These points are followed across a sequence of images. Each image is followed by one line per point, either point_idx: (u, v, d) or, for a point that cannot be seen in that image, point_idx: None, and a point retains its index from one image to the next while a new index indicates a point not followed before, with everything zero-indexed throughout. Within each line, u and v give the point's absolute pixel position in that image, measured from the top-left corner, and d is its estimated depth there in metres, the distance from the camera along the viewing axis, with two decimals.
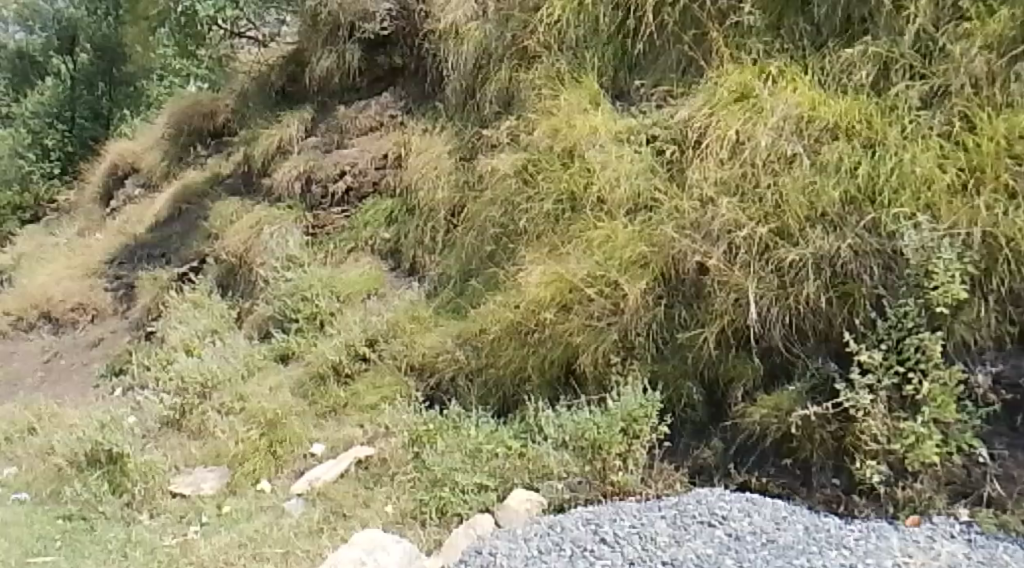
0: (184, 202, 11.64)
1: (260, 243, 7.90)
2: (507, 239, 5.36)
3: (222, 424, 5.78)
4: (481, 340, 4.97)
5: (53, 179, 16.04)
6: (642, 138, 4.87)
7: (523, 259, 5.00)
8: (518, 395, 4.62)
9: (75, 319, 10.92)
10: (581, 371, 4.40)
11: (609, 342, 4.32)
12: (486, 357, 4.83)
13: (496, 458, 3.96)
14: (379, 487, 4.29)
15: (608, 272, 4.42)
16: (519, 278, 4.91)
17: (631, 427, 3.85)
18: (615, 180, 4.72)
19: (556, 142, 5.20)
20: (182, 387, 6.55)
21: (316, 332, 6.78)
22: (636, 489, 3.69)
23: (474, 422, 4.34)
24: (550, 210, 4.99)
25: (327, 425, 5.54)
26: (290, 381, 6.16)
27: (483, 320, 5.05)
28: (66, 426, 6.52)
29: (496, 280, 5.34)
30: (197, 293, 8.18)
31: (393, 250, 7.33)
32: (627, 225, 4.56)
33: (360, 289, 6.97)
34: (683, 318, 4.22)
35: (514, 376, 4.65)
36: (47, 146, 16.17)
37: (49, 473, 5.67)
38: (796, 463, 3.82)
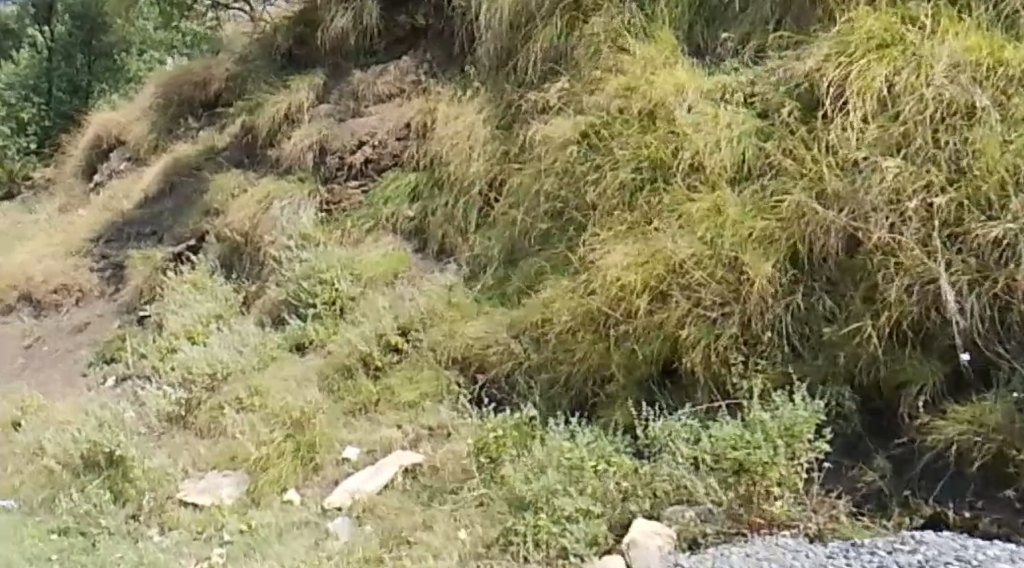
0: (176, 177, 10.88)
1: (269, 220, 7.21)
2: (569, 214, 4.78)
3: (240, 420, 5.13)
4: (543, 330, 4.38)
5: (30, 154, 14.93)
6: (739, 97, 4.49)
7: (596, 238, 4.41)
8: (599, 397, 4.01)
9: (58, 301, 10.16)
10: (686, 372, 3.83)
11: (728, 337, 3.75)
12: (561, 352, 4.20)
13: (602, 477, 3.36)
14: (439, 506, 3.68)
15: (721, 251, 3.91)
16: (596, 257, 4.31)
17: (790, 445, 3.25)
18: (713, 144, 4.26)
19: (631, 103, 4.71)
20: (188, 377, 5.87)
21: (337, 319, 6.12)
22: (797, 521, 3.12)
23: (560, 434, 3.75)
24: (630, 181, 4.44)
25: (361, 424, 4.92)
26: (312, 373, 5.50)
27: (543, 308, 4.45)
28: (56, 423, 5.81)
29: (558, 262, 4.69)
30: (197, 273, 7.46)
31: (417, 230, 6.67)
32: (734, 197, 4.10)
33: (385, 271, 6.32)
34: (829, 309, 3.70)
35: (598, 374, 4.03)
36: (23, 120, 15.12)
37: (36, 479, 4.96)
38: (1017, 494, 3.18)
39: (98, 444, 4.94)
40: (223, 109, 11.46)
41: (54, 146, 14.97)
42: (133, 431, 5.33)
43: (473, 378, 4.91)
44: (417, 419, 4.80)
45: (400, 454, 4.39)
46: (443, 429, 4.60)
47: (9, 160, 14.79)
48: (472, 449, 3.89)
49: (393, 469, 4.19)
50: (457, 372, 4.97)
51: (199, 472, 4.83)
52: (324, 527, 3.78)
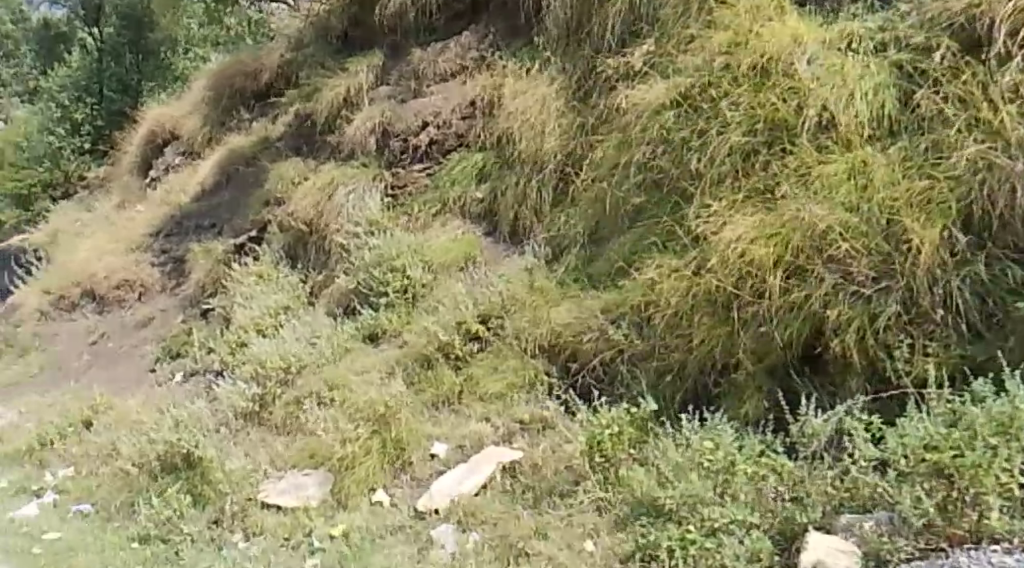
0: (233, 168, 10.65)
1: (334, 206, 6.90)
2: (672, 185, 4.34)
3: (319, 416, 4.84)
4: (648, 313, 3.97)
5: (86, 155, 14.85)
6: (869, 46, 4.13)
7: (706, 211, 4.00)
8: (722, 386, 3.63)
9: (121, 297, 10.03)
10: (840, 355, 3.40)
11: (891, 315, 3.33)
12: (678, 339, 3.80)
13: (764, 481, 3.04)
14: (553, 512, 3.39)
15: (870, 218, 3.52)
16: (712, 231, 3.90)
17: (1004, 447, 2.74)
18: (845, 99, 3.91)
19: (738, 59, 4.34)
20: (260, 371, 5.60)
21: (411, 308, 5.79)
22: (1019, 535, 2.58)
23: (700, 429, 3.41)
24: (745, 144, 4.05)
25: (445, 420, 4.54)
26: (390, 364, 5.18)
27: (646, 289, 4.05)
28: (127, 423, 5.59)
29: (660, 239, 4.26)
30: (262, 264, 7.20)
31: (488, 213, 6.30)
32: (876, 153, 3.74)
33: (459, 257, 5.97)
34: (1018, 280, 3.27)
35: (722, 360, 3.64)
36: (76, 120, 14.98)
37: (112, 484, 4.74)
38: None
39: (172, 443, 4.67)
40: (276, 99, 11.22)
41: (109, 144, 14.86)
42: (208, 429, 5.07)
43: (565, 366, 4.48)
44: (507, 411, 4.43)
45: (502, 450, 4.01)
46: (538, 422, 4.22)
47: (66, 161, 14.74)
48: (579, 446, 3.59)
49: (491, 465, 3.82)
50: (546, 361, 4.56)
51: (280, 470, 4.54)
52: (423, 537, 3.47)
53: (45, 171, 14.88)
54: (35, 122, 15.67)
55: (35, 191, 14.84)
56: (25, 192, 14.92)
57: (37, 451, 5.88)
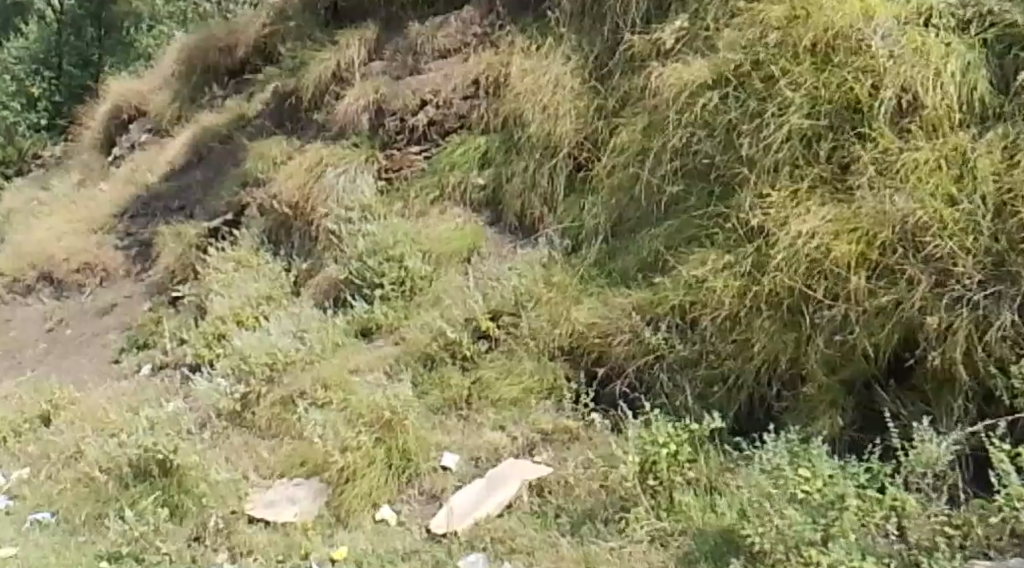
0: (205, 148, 10.11)
1: (323, 189, 6.42)
2: (720, 172, 3.99)
3: (313, 416, 4.41)
4: (699, 314, 3.65)
5: (41, 132, 14.09)
6: (952, 22, 3.84)
7: (765, 201, 3.69)
8: (786, 400, 3.39)
9: (82, 281, 9.44)
10: (938, 369, 3.13)
11: (1004, 327, 3.03)
12: (732, 344, 3.52)
13: (880, 523, 2.73)
14: (604, 542, 2.98)
15: (970, 214, 3.24)
16: (777, 225, 3.58)
17: None
18: (931, 79, 3.58)
19: (800, 34, 3.97)
20: (241, 365, 5.12)
21: (414, 305, 5.38)
22: None
23: (786, 452, 3.05)
24: (812, 127, 3.72)
25: (453, 430, 4.09)
26: (392, 361, 4.75)
27: (694, 287, 3.73)
28: (91, 421, 5.07)
29: (708, 230, 3.90)
30: (239, 249, 6.69)
31: (491, 201, 5.90)
32: (972, 139, 3.45)
33: (458, 250, 5.59)
34: None
35: (789, 372, 3.38)
36: (33, 95, 14.29)
37: (75, 491, 4.23)
38: None
39: (145, 446, 4.16)
40: (252, 76, 10.72)
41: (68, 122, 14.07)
42: (185, 429, 4.58)
43: (587, 367, 4.08)
44: (524, 415, 4.05)
45: (530, 465, 3.58)
46: (562, 433, 3.79)
47: (20, 137, 13.92)
48: (629, 458, 3.18)
49: (517, 482, 3.38)
50: (569, 365, 4.14)
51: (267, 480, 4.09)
52: None
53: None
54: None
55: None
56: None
57: None
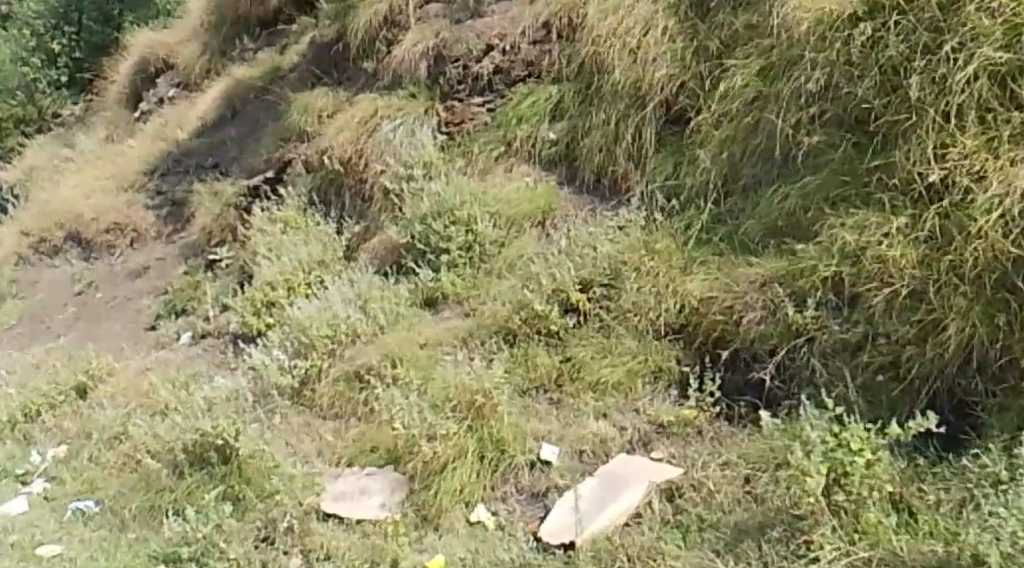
0: (239, 102, 9.60)
1: (379, 143, 5.91)
2: (881, 121, 3.45)
3: (392, 396, 3.99)
4: (869, 293, 3.11)
5: (61, 89, 13.48)
6: None
7: (951, 153, 3.15)
8: (999, 395, 2.84)
9: (112, 242, 9.00)
10: None
11: None
12: (911, 328, 3.00)
13: None
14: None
15: None
16: (974, 179, 3.07)
17: None
18: None
19: None
20: (297, 335, 4.65)
21: (489, 275, 4.85)
22: None
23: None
24: (1009, 62, 3.16)
25: (547, 417, 3.55)
26: (467, 335, 4.36)
27: (859, 255, 3.20)
28: (133, 397, 4.63)
29: (860, 190, 3.39)
30: (286, 210, 6.18)
31: (564, 156, 5.34)
32: None
33: (528, 210, 5.06)
34: None
35: (1000, 359, 2.84)
36: (53, 50, 13.47)
37: (121, 478, 3.79)
38: None
39: (200, 429, 3.69)
40: (287, 27, 10.18)
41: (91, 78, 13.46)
42: (244, 410, 4.18)
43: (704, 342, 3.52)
44: (630, 404, 3.51)
45: (654, 462, 3.03)
46: (682, 426, 3.24)
47: (40, 95, 13.40)
48: (815, 466, 2.56)
49: (642, 484, 2.88)
50: (679, 345, 3.60)
51: (353, 471, 3.75)
52: None
53: (16, 103, 13.31)
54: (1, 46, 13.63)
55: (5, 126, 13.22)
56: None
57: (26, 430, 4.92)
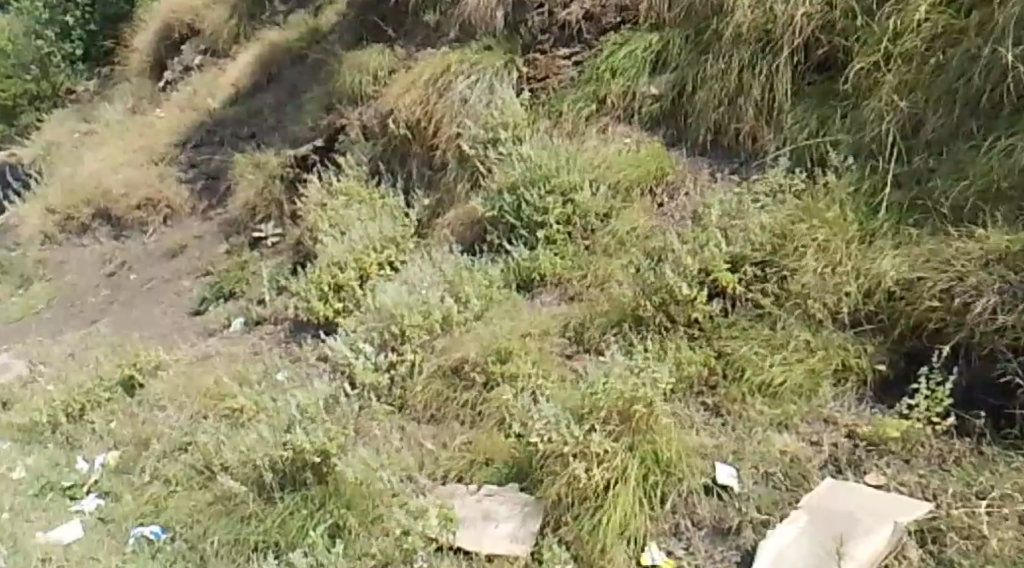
0: (274, 67, 8.94)
1: (452, 105, 5.27)
2: None
3: (506, 395, 3.44)
4: None
5: (76, 63, 12.65)
6: None
7: None
8: None
9: (144, 218, 8.40)
10: None
11: None
12: None
13: None
14: None
15: None
16: None
17: None
18: None
19: None
20: (386, 323, 3.98)
21: (595, 254, 4.20)
22: None
23: None
24: None
25: (704, 432, 2.92)
26: (590, 320, 3.72)
27: None
28: (193, 397, 4.06)
29: None
30: (347, 181, 5.62)
31: (671, 113, 4.74)
32: None
33: (631, 176, 4.42)
34: None
35: None
36: (67, 23, 12.51)
37: (194, 499, 3.20)
38: None
39: (295, 446, 3.04)
40: None
41: (106, 49, 12.68)
42: (345, 414, 3.58)
43: (926, 335, 2.91)
44: (814, 412, 2.89)
45: (888, 495, 2.50)
46: (897, 440, 2.69)
47: (55, 69, 12.62)
48: None
49: (887, 524, 2.36)
50: (872, 342, 2.99)
51: (472, 494, 3.08)
52: None
53: (31, 79, 12.58)
54: (14, 23, 12.92)
55: (20, 103, 12.56)
56: (8, 103, 12.58)
57: (80, 445, 4.42)
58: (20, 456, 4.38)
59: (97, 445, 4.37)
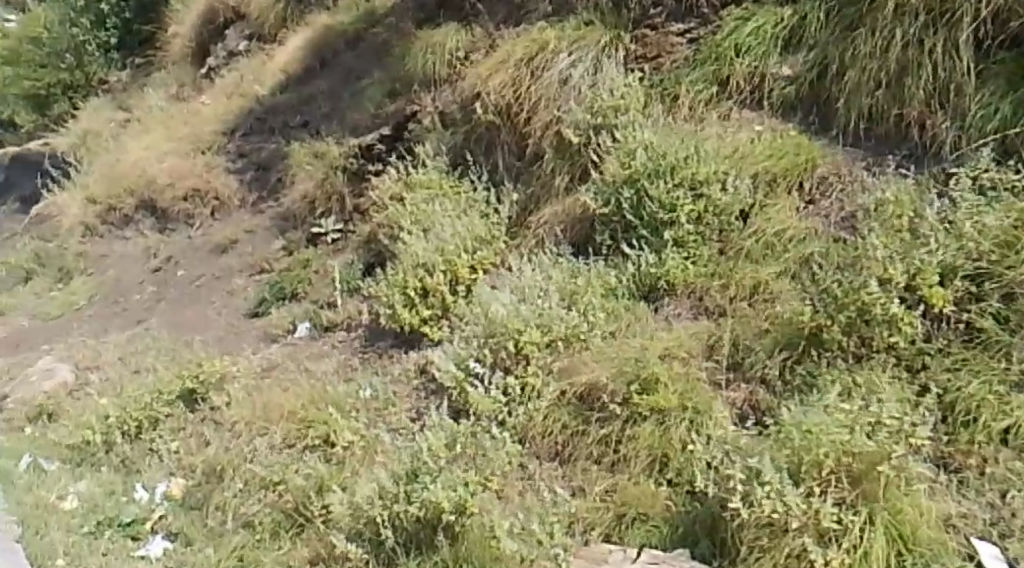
0: (328, 51, 8.36)
1: (551, 85, 4.69)
2: None
3: (658, 431, 2.90)
4: None
5: (111, 53, 11.85)
6: None
7: None
8: None
9: (190, 211, 7.88)
10: None
11: None
12: None
13: None
14: None
15: None
16: None
17: None
18: None
19: None
20: (499, 337, 3.37)
21: (735, 259, 3.62)
22: None
23: None
24: None
25: (940, 491, 2.49)
26: (752, 335, 3.14)
27: None
28: (274, 421, 3.52)
29: None
30: (425, 172, 5.04)
31: (810, 96, 4.13)
32: None
33: (771, 167, 3.84)
34: None
35: None
36: (101, 10, 11.77)
37: (294, 561, 2.80)
38: None
39: (430, 503, 2.66)
40: None
41: (143, 38, 11.82)
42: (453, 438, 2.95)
43: None
44: None
45: None
46: None
47: (89, 58, 11.81)
48: None
49: None
50: None
51: (632, 563, 2.56)
52: None
53: (66, 68, 11.86)
54: (48, 10, 12.08)
55: (53, 92, 11.88)
56: (42, 92, 11.90)
57: (139, 470, 3.89)
58: (71, 481, 3.88)
59: (159, 471, 3.86)
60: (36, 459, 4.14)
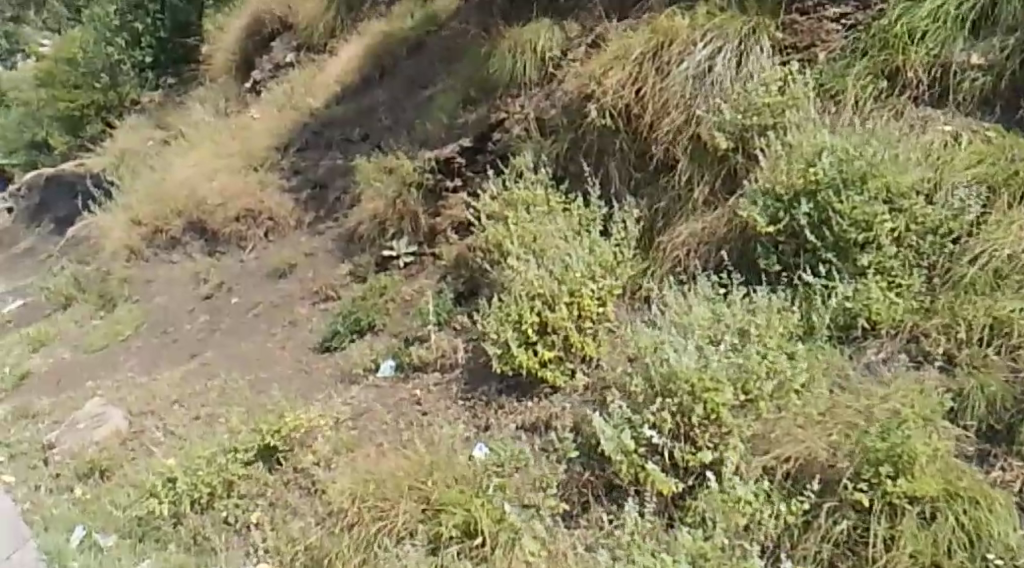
0: (388, 59, 7.69)
1: (684, 83, 4.02)
2: None
3: (922, 530, 2.37)
4: None
5: (146, 71, 11.10)
6: None
7: None
8: None
9: (243, 232, 7.23)
10: None
11: None
12: None
13: None
14: None
15: None
16: None
17: None
18: None
19: None
20: (681, 401, 2.77)
21: (955, 291, 2.92)
22: None
23: None
24: None
25: None
26: (1015, 393, 2.61)
27: None
28: (394, 493, 2.92)
29: None
30: (528, 186, 4.31)
31: (1008, 88, 3.46)
32: None
33: (988, 174, 3.12)
34: None
35: None
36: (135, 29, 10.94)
37: None
38: None
39: None
40: None
41: (180, 55, 11.13)
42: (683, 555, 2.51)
43: None
44: None
45: None
46: None
47: (122, 78, 11.07)
48: None
49: None
50: None
51: None
52: None
53: (99, 88, 11.16)
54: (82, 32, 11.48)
55: (87, 113, 11.20)
56: (76, 113, 11.25)
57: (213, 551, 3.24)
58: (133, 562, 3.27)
59: (238, 552, 3.20)
60: (92, 531, 3.52)
